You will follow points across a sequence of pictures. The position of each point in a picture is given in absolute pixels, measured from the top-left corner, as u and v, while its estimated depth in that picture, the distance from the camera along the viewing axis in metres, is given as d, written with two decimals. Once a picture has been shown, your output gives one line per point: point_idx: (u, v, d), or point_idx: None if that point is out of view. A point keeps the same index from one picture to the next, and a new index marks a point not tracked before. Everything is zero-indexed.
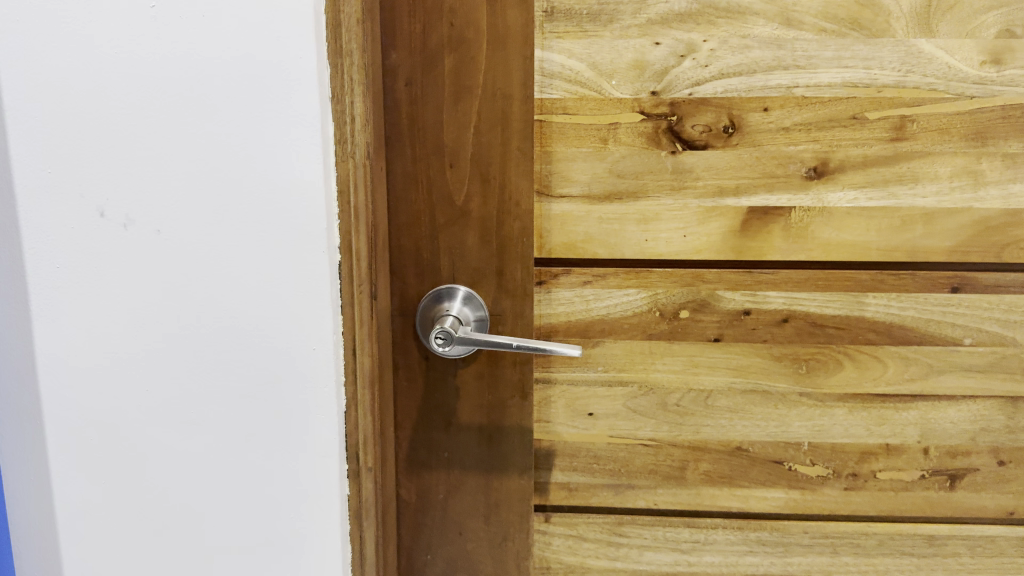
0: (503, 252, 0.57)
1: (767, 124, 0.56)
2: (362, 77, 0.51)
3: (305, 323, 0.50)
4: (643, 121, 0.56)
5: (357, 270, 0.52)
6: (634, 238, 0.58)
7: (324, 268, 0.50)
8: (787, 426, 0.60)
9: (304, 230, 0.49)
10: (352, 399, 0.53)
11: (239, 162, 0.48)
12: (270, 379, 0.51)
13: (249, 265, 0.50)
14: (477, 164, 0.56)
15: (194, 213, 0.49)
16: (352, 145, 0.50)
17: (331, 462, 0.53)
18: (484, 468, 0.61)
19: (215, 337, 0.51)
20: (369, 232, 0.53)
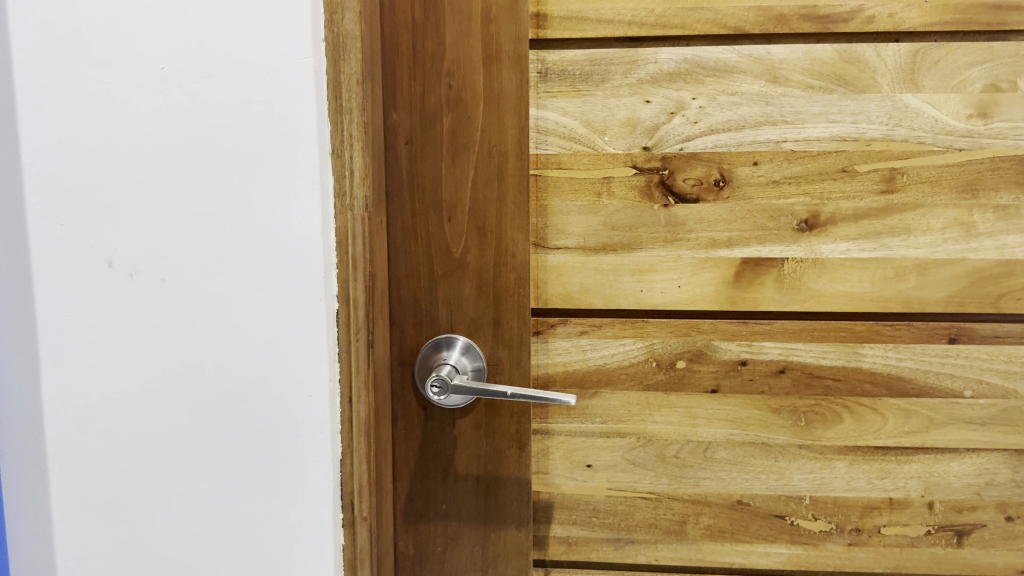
0: (499, 302, 0.58)
1: (758, 177, 0.57)
2: (362, 134, 0.53)
3: (302, 370, 0.51)
4: (635, 175, 0.57)
5: (355, 318, 0.53)
6: (629, 289, 0.58)
7: (320, 315, 0.51)
8: (788, 479, 0.59)
9: (301, 279, 0.50)
10: (348, 445, 0.54)
11: (241, 213, 0.50)
12: (267, 425, 0.52)
13: (249, 313, 0.51)
14: (473, 216, 0.58)
15: (197, 264, 0.50)
16: (352, 198, 0.52)
17: (324, 510, 0.53)
18: (481, 520, 0.61)
19: (214, 383, 0.52)
20: (368, 281, 0.55)
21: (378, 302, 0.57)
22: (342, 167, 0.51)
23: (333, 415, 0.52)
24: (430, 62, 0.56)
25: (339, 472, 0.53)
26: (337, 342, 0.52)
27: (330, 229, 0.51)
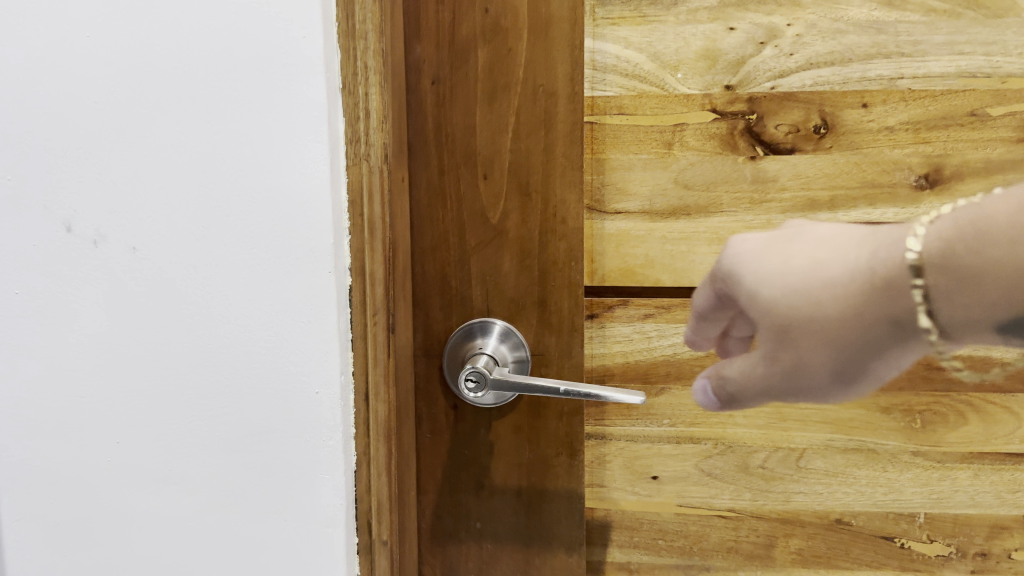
0: (547, 279, 0.48)
1: (868, 123, 0.46)
2: (379, 65, 0.43)
3: (309, 363, 0.41)
4: (716, 121, 0.47)
5: (374, 294, 0.43)
6: (706, 262, 0.47)
7: (328, 293, 0.40)
8: (898, 493, 0.48)
9: (305, 248, 0.40)
10: (364, 454, 0.43)
11: (230, 163, 0.39)
12: (263, 431, 0.41)
13: (243, 291, 0.40)
14: (514, 174, 0.47)
15: (177, 230, 0.39)
16: (367, 145, 0.42)
17: (335, 534, 0.42)
18: (522, 541, 0.50)
19: (200, 377, 0.41)
20: (385, 252, 0.44)
21: (400, 278, 0.46)
22: (354, 106, 0.40)
23: (344, 416, 0.42)
24: None
25: (353, 486, 0.43)
26: (351, 326, 0.42)
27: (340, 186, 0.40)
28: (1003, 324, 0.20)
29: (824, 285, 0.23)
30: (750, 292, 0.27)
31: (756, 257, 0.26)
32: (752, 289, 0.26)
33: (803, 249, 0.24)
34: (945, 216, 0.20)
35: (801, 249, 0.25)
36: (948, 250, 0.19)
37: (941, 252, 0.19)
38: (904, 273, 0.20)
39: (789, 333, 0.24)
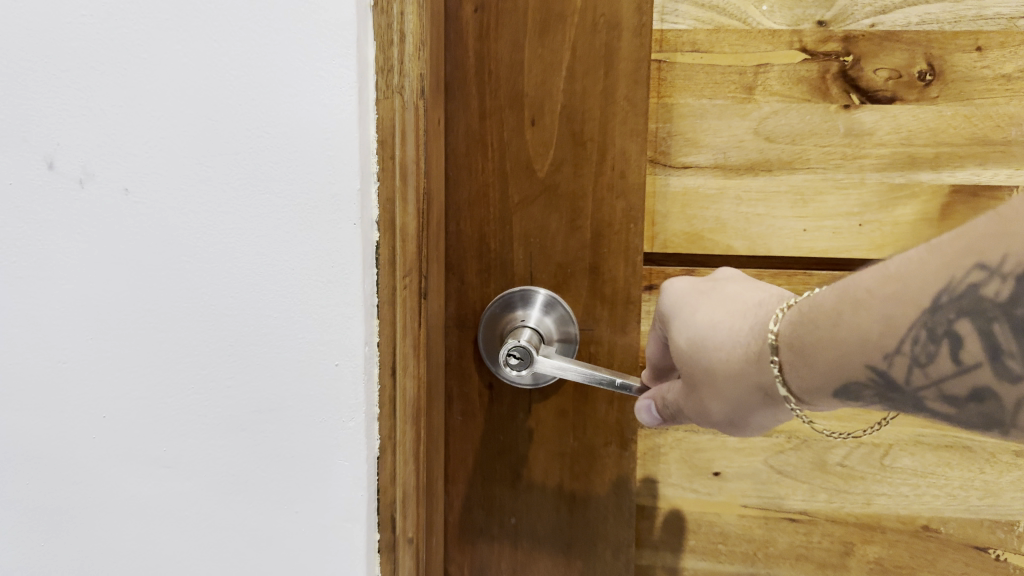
0: (600, 242, 0.41)
1: (981, 70, 0.39)
2: None
3: (329, 330, 0.31)
4: (805, 63, 0.40)
5: (406, 255, 0.34)
6: (786, 226, 0.41)
7: (353, 245, 0.30)
8: (996, 498, 0.42)
9: (326, 189, 0.30)
10: (389, 438, 0.34)
11: (242, 72, 0.29)
12: (272, 409, 0.32)
13: (252, 237, 0.31)
14: (568, 119, 0.41)
15: (172, 162, 0.30)
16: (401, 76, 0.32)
17: (355, 531, 0.33)
18: (562, 542, 0.44)
19: (197, 344, 0.32)
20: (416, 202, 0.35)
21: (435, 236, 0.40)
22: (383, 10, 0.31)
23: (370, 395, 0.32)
24: None
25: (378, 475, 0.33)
26: (377, 287, 0.32)
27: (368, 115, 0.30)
28: (837, 391, 0.23)
29: (711, 349, 0.28)
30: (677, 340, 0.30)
31: (682, 305, 0.30)
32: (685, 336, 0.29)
33: (711, 305, 0.29)
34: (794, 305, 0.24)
35: (710, 308, 0.29)
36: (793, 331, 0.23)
37: (790, 335, 0.23)
38: (768, 347, 0.25)
39: (697, 387, 0.28)
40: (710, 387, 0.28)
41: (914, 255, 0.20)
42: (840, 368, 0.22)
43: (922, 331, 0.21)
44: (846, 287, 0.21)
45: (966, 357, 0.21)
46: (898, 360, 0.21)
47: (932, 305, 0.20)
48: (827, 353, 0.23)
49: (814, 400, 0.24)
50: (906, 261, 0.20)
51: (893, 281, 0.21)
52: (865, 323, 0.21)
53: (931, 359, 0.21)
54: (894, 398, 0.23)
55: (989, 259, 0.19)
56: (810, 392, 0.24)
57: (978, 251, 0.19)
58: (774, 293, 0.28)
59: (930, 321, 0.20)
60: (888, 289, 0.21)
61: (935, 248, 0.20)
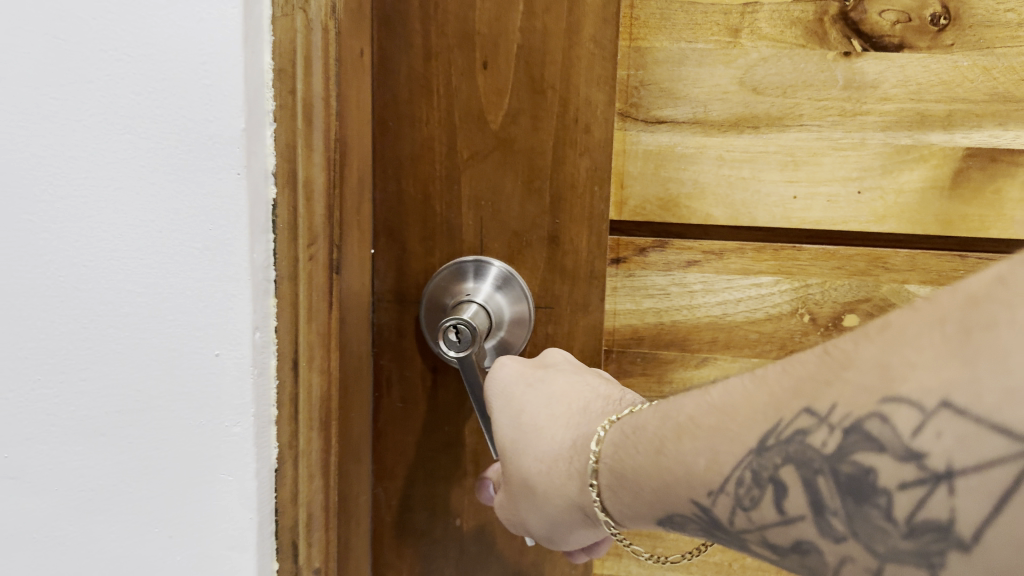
0: (561, 208, 0.36)
1: (1005, 13, 0.34)
2: None
3: (208, 312, 0.27)
4: (799, 3, 0.34)
5: (315, 219, 0.29)
6: (774, 192, 0.36)
7: (237, 202, 0.26)
8: None
9: (203, 131, 0.26)
10: (288, 445, 0.30)
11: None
12: (139, 401, 0.28)
13: (109, 203, 0.26)
14: (526, 62, 0.35)
15: (18, 109, 0.26)
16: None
17: (242, 560, 0.29)
18: (514, 548, 0.39)
19: (50, 327, 0.27)
20: (328, 155, 0.29)
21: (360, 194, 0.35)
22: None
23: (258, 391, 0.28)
24: None
25: (274, 491, 0.30)
26: (274, 256, 0.28)
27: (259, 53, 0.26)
28: (665, 520, 0.22)
29: (533, 455, 0.26)
30: (501, 435, 0.28)
31: (510, 395, 0.29)
32: (508, 430, 0.28)
33: (538, 402, 0.28)
34: (620, 426, 0.23)
35: (539, 407, 0.28)
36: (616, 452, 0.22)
37: (613, 455, 0.23)
38: (589, 471, 0.23)
39: (515, 498, 0.27)
40: (529, 499, 0.27)
41: (735, 386, 0.19)
42: (666, 499, 0.21)
43: (748, 473, 0.19)
44: (671, 411, 0.21)
45: (790, 508, 0.18)
46: (722, 498, 0.19)
47: (758, 445, 0.18)
48: (650, 479, 0.21)
49: (638, 523, 0.23)
50: (733, 393, 0.19)
51: (718, 408, 0.20)
52: (686, 453, 0.20)
53: (756, 504, 0.19)
54: (726, 543, 0.21)
55: (819, 404, 0.17)
56: (629, 517, 0.23)
57: (810, 394, 0.17)
58: (602, 395, 0.27)
59: (755, 463, 0.19)
60: (711, 417, 0.20)
61: (764, 380, 0.19)
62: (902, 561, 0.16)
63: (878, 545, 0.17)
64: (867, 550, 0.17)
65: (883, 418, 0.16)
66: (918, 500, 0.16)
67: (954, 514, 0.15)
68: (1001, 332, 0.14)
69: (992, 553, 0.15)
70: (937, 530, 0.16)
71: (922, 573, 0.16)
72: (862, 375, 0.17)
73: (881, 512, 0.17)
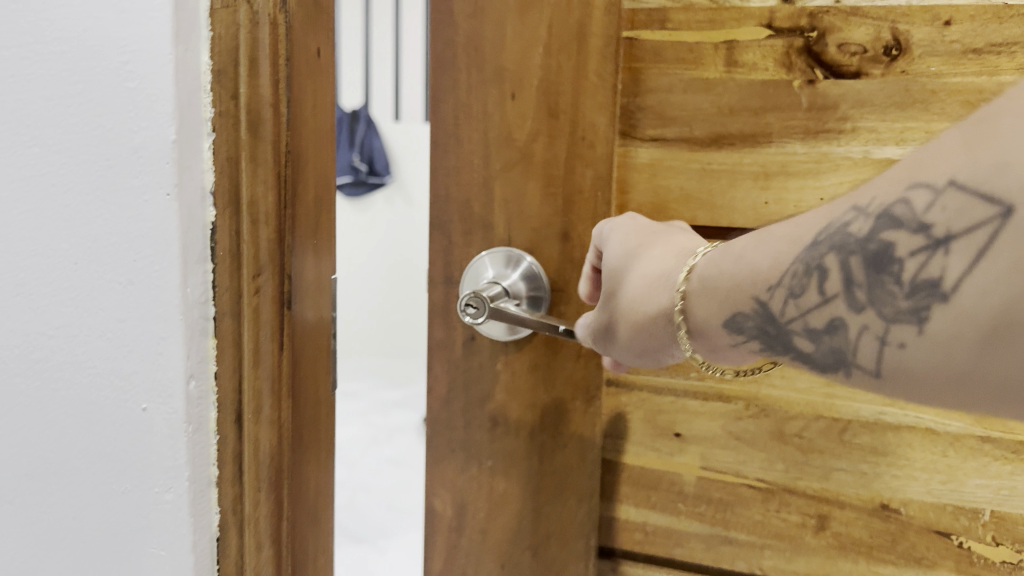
0: (571, 208, 0.44)
1: (950, 44, 0.39)
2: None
3: (147, 349, 0.33)
4: (770, 40, 0.41)
5: (257, 235, 0.34)
6: (749, 198, 0.42)
7: (172, 240, 0.32)
8: (958, 484, 0.41)
9: (141, 182, 0.31)
10: (230, 468, 0.35)
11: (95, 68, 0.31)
12: (105, 421, 0.34)
13: (77, 269, 0.33)
14: (546, 91, 0.43)
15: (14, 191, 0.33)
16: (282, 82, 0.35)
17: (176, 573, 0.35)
18: (532, 488, 0.47)
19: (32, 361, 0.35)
20: (277, 174, 0.35)
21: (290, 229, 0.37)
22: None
23: (190, 445, 0.34)
24: None
25: (211, 505, 0.35)
26: (212, 291, 0.33)
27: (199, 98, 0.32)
28: (726, 325, 0.27)
29: (636, 291, 0.32)
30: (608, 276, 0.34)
31: (625, 254, 0.34)
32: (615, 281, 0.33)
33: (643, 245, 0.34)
34: (707, 256, 0.28)
35: (645, 245, 0.33)
36: (706, 268, 0.28)
37: (705, 267, 0.28)
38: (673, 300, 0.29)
39: (615, 322, 0.33)
40: (625, 320, 0.32)
41: (811, 206, 0.25)
42: (730, 303, 0.27)
43: (800, 266, 0.24)
44: (757, 231, 0.26)
45: (829, 290, 0.24)
46: (778, 291, 0.25)
47: (813, 240, 0.24)
48: (723, 283, 0.27)
49: (705, 342, 0.29)
50: (811, 209, 0.25)
51: (797, 223, 0.25)
52: (757, 259, 0.26)
53: (803, 289, 0.24)
54: (769, 341, 0.26)
55: (863, 201, 0.23)
56: (705, 325, 0.28)
57: (858, 195, 0.23)
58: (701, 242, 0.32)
59: (808, 256, 0.24)
60: (789, 228, 0.25)
61: (826, 203, 0.24)
62: (905, 320, 0.22)
63: (886, 306, 0.23)
64: (880, 311, 0.23)
65: (907, 201, 0.22)
66: (923, 263, 0.22)
67: (945, 271, 0.21)
68: (1005, 120, 0.19)
69: (966, 297, 0.20)
70: (930, 288, 0.22)
71: (915, 326, 0.22)
72: (899, 173, 0.22)
73: (894, 278, 0.22)
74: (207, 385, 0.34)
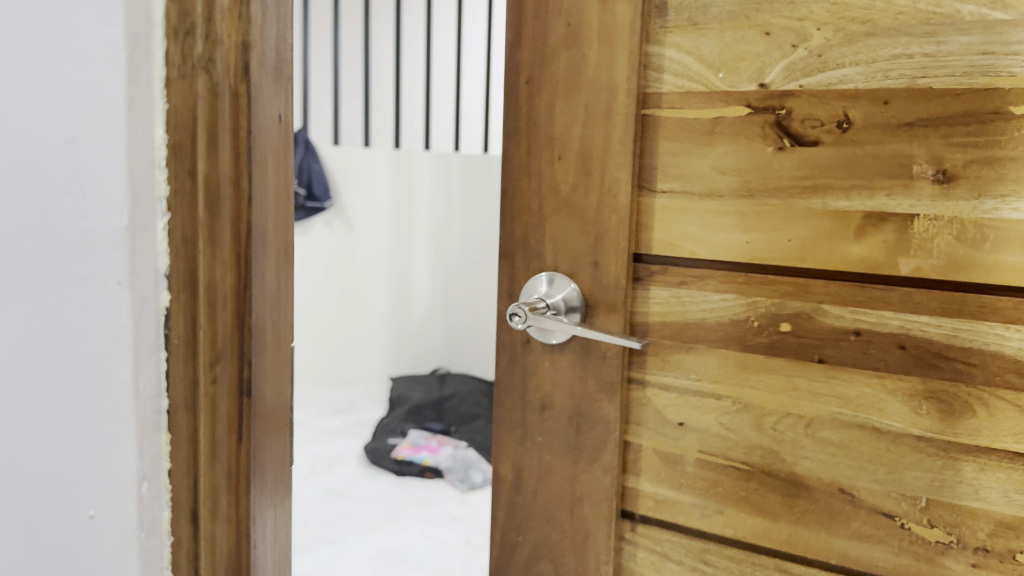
0: (600, 243, 0.58)
1: (888, 119, 0.49)
2: (281, 78, 0.37)
3: (100, 453, 0.35)
4: (749, 116, 0.53)
5: (213, 317, 0.36)
6: (734, 239, 0.54)
7: (123, 339, 0.34)
8: (899, 474, 0.50)
9: (76, 299, 0.34)
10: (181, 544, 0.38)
11: (36, 127, 0.33)
12: (58, 507, 0.35)
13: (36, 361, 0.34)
14: (583, 154, 0.58)
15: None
16: (222, 174, 0.35)
17: None
18: (570, 459, 0.60)
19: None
20: (236, 255, 0.35)
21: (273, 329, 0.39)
22: (185, 52, 0.34)
23: (143, 550, 0.36)
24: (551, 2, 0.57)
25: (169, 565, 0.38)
26: (165, 385, 0.37)
27: (154, 174, 0.35)
28: None
29: None
30: None
31: None
32: None
33: None
34: None
35: None
36: None
37: None
38: None
39: None
40: None
41: None
42: None
43: None
44: None
45: None
46: None
47: None
48: None
49: None
50: None
51: None
52: None
53: None
54: None
55: None
56: None
57: None
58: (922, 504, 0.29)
59: None
60: None
61: None
62: None
63: None
64: None
65: None
66: None
67: None
68: None
69: None
70: None
71: None
72: None
73: None
74: (163, 486, 0.37)
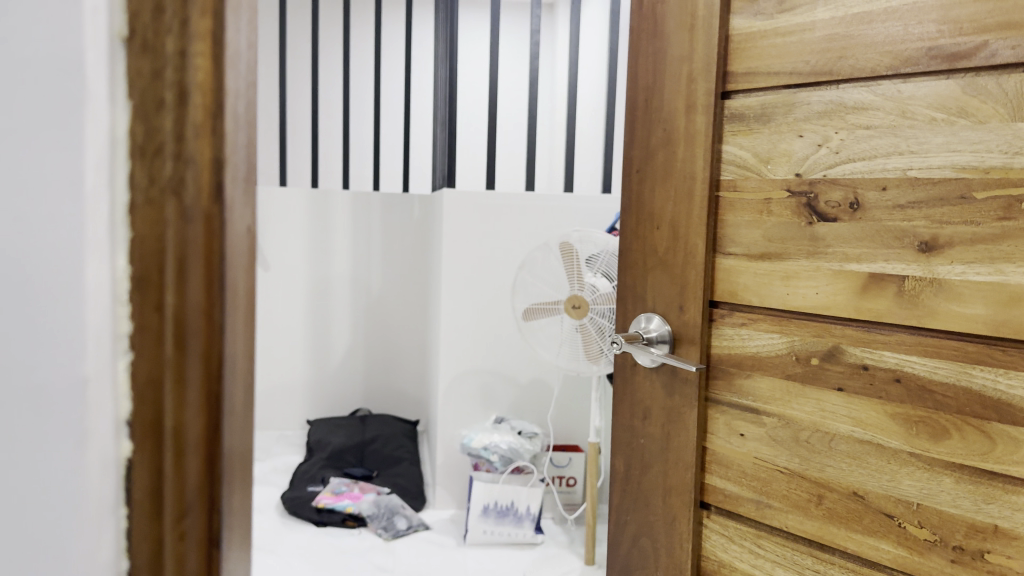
0: (683, 292, 0.76)
1: (886, 202, 0.63)
2: (162, 161, 0.32)
3: None
4: (788, 198, 0.69)
5: (182, 468, 0.32)
6: (778, 291, 0.70)
7: (92, 507, 0.30)
8: (897, 482, 0.63)
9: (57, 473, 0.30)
10: None
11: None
12: None
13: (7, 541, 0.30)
14: (673, 226, 0.77)
15: None
16: (205, 307, 0.32)
17: None
18: (662, 457, 0.79)
19: None
20: (207, 394, 0.33)
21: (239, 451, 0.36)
22: (155, 172, 0.32)
23: None
24: (654, 115, 0.78)
25: None
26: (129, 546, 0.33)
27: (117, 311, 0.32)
28: None
29: None
30: None
31: None
32: None
33: None
34: None
35: None
36: None
37: None
38: None
39: None
40: None
41: None
42: None
43: None
44: None
45: None
46: None
47: None
48: None
49: None
50: None
51: None
52: None
53: None
54: None
55: None
56: None
57: None
58: None
59: None
60: None
61: None
62: None
63: None
64: None
65: None
66: None
67: None
68: None
69: None
70: None
71: None
72: None
73: None
74: None
